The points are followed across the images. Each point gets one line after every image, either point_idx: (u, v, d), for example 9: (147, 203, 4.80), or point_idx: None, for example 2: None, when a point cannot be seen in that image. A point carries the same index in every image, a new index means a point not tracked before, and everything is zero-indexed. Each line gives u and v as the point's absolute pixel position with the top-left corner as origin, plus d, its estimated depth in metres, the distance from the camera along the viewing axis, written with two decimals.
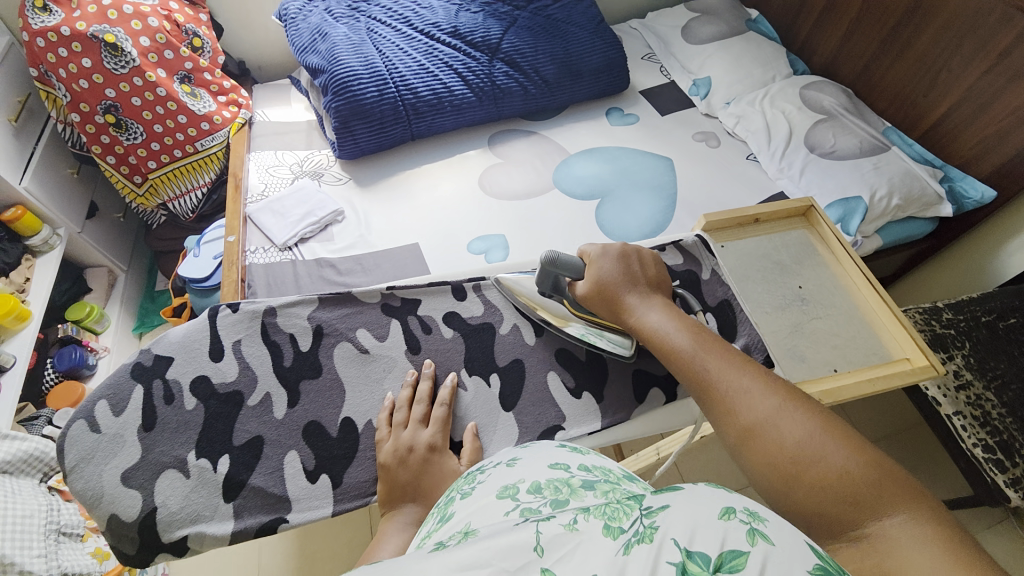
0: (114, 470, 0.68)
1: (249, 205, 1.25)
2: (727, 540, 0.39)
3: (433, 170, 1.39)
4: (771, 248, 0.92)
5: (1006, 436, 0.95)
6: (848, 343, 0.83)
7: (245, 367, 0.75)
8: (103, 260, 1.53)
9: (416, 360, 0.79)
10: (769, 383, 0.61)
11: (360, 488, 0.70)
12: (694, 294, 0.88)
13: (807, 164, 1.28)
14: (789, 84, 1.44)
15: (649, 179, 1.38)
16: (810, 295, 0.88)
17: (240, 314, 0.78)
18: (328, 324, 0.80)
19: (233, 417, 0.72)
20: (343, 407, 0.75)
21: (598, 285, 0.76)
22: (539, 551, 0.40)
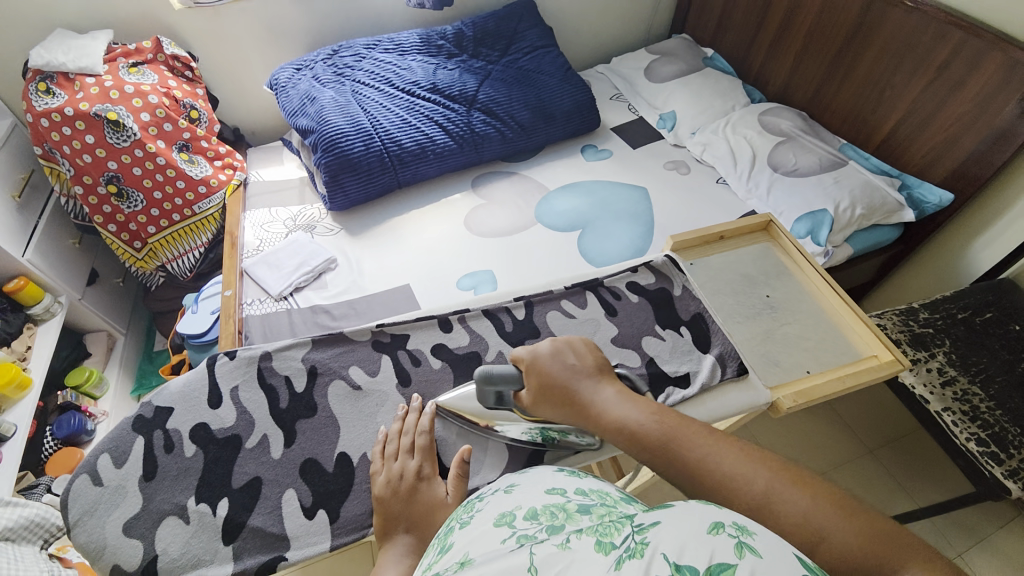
0: (116, 521, 0.68)
1: (245, 260, 1.30)
2: (716, 553, 0.39)
3: (421, 214, 1.46)
4: (738, 262, 0.97)
5: (998, 429, 0.96)
6: (819, 345, 0.86)
7: (242, 412, 0.77)
8: (102, 324, 1.56)
9: (408, 393, 0.81)
10: (750, 458, 0.57)
11: (356, 521, 0.69)
12: (669, 311, 0.91)
13: (773, 183, 1.36)
14: (747, 111, 1.54)
15: (626, 207, 1.45)
16: (778, 303, 0.92)
17: (237, 360, 0.81)
18: (321, 364, 0.83)
19: (232, 460, 0.73)
20: (338, 442, 0.76)
21: (543, 389, 0.70)
22: (532, 570, 0.41)
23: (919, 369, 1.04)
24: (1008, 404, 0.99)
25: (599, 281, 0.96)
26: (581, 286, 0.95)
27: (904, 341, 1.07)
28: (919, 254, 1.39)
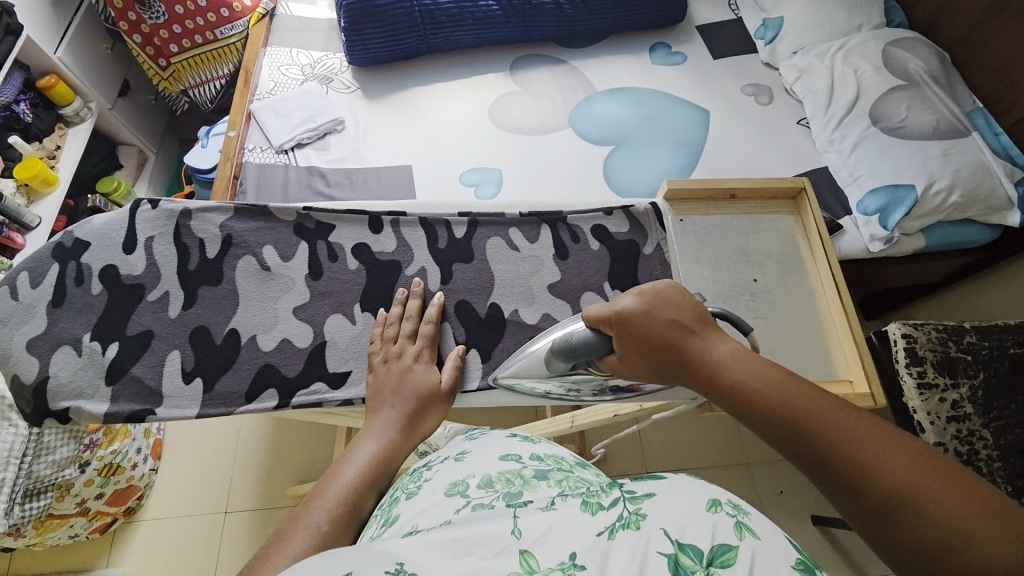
0: (20, 338, 0.64)
1: (255, 102, 1.23)
2: (717, 534, 0.36)
3: (445, 88, 1.31)
4: (739, 231, 0.80)
5: (988, 482, 0.87)
6: (790, 350, 0.73)
7: (153, 264, 0.69)
8: (133, 140, 1.61)
9: (315, 289, 0.71)
10: (887, 441, 0.44)
11: (228, 398, 0.65)
12: (630, 266, 0.78)
13: (863, 139, 1.09)
14: (872, 37, 1.20)
15: (672, 130, 1.23)
16: (762, 292, 0.77)
17: (159, 212, 0.71)
18: (238, 235, 0.72)
19: (131, 308, 0.67)
20: (232, 317, 0.68)
21: (637, 347, 0.58)
22: (517, 534, 0.37)
23: (932, 396, 0.90)
24: (1014, 458, 0.87)
25: (561, 216, 0.80)
26: (538, 218, 0.79)
27: (931, 361, 0.92)
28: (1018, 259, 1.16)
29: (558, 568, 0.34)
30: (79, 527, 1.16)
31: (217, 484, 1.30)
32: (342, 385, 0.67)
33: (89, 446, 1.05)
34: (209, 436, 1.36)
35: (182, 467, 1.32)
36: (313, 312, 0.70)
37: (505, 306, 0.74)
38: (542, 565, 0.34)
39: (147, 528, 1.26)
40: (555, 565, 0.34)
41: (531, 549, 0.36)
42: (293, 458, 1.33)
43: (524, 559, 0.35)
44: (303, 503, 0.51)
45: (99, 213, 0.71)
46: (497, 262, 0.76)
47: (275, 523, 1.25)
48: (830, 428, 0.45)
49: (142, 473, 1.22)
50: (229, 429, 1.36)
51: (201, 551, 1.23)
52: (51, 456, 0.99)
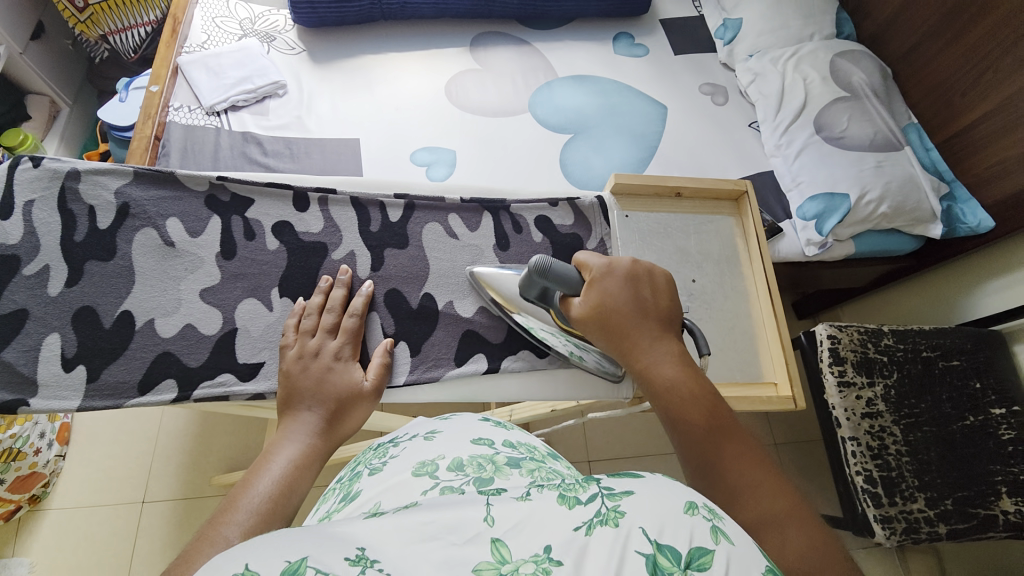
0: None
1: (184, 55, 1.11)
2: (694, 535, 0.33)
3: (402, 59, 1.24)
4: (683, 230, 0.81)
5: (895, 474, 0.94)
6: (727, 349, 0.75)
7: (31, 233, 0.60)
8: (44, 88, 1.42)
9: (227, 270, 0.65)
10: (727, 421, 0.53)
11: (117, 389, 0.59)
12: (572, 260, 0.77)
13: (807, 146, 1.13)
14: (822, 48, 1.24)
15: (632, 124, 1.23)
16: (700, 292, 0.78)
17: (40, 171, 0.62)
18: (138, 204, 0.64)
19: (1, 283, 0.58)
20: (127, 298, 0.61)
21: (599, 315, 0.61)
22: (488, 521, 0.33)
23: (850, 393, 0.96)
24: (921, 454, 0.96)
25: (504, 203, 0.77)
26: (480, 203, 0.76)
27: (851, 361, 0.98)
28: (942, 266, 1.25)
29: (531, 561, 0.31)
30: None
31: (134, 473, 1.20)
32: (252, 378, 0.62)
33: None
34: (127, 421, 1.25)
35: (96, 454, 1.21)
36: (222, 295, 0.64)
37: (439, 297, 0.71)
38: (514, 556, 0.32)
39: (52, 518, 1.15)
40: (529, 557, 0.31)
41: (504, 539, 0.32)
42: (222, 445, 1.25)
43: (496, 548, 0.32)
44: (209, 518, 0.45)
45: None
46: (432, 248, 0.73)
47: (199, 515, 1.17)
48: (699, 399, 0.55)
49: (47, 461, 1.11)
50: (151, 414, 1.26)
51: (116, 544, 1.14)
52: None
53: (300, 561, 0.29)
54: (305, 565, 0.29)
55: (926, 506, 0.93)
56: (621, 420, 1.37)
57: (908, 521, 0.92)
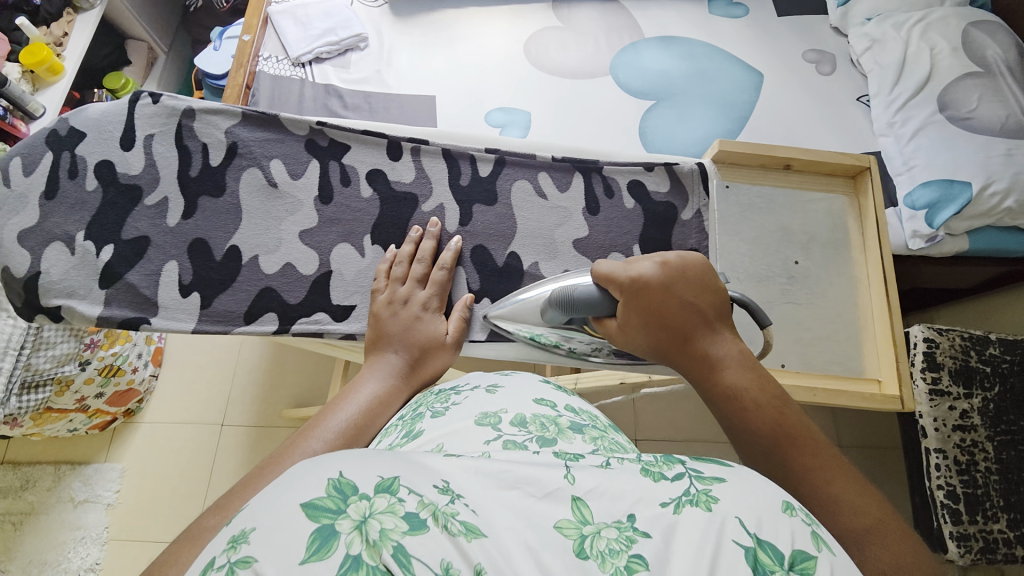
0: (13, 228, 0.61)
1: (273, 5, 1.13)
2: (797, 538, 0.31)
3: (482, 15, 1.20)
4: (786, 207, 0.75)
5: (981, 492, 0.86)
6: (819, 342, 0.72)
7: (151, 165, 0.65)
8: (143, 35, 1.50)
9: (324, 214, 0.67)
10: (788, 417, 0.50)
11: (225, 317, 0.63)
12: (662, 231, 0.72)
13: (926, 125, 1.01)
14: (956, 13, 1.08)
15: (721, 91, 1.14)
16: (801, 275, 0.74)
17: (160, 107, 0.66)
18: (245, 144, 0.67)
19: (127, 211, 0.63)
20: (234, 234, 0.65)
21: (641, 317, 0.57)
22: (569, 479, 0.33)
23: (942, 402, 0.88)
24: (1012, 474, 0.86)
25: (596, 166, 0.74)
26: (571, 163, 0.74)
27: (948, 368, 0.89)
28: None
29: (614, 526, 0.31)
30: (77, 422, 1.18)
31: (214, 399, 1.33)
32: (344, 319, 0.66)
33: (90, 347, 1.05)
34: (211, 351, 1.37)
35: (182, 378, 1.35)
36: (319, 237, 0.67)
37: (525, 257, 0.70)
38: (596, 518, 0.31)
39: (144, 430, 1.30)
40: (611, 522, 0.31)
41: (586, 499, 0.32)
42: (291, 381, 1.35)
43: (577, 507, 0.32)
44: (299, 431, 0.51)
45: (97, 102, 0.66)
46: (520, 208, 0.72)
47: (267, 443, 1.28)
48: (755, 398, 0.52)
49: (142, 378, 1.25)
50: (231, 345, 1.38)
51: (198, 458, 1.27)
52: (49, 352, 0.98)
53: (393, 479, 0.31)
54: (398, 484, 0.30)
55: (1008, 528, 0.85)
56: (673, 402, 1.34)
57: (987, 542, 0.84)
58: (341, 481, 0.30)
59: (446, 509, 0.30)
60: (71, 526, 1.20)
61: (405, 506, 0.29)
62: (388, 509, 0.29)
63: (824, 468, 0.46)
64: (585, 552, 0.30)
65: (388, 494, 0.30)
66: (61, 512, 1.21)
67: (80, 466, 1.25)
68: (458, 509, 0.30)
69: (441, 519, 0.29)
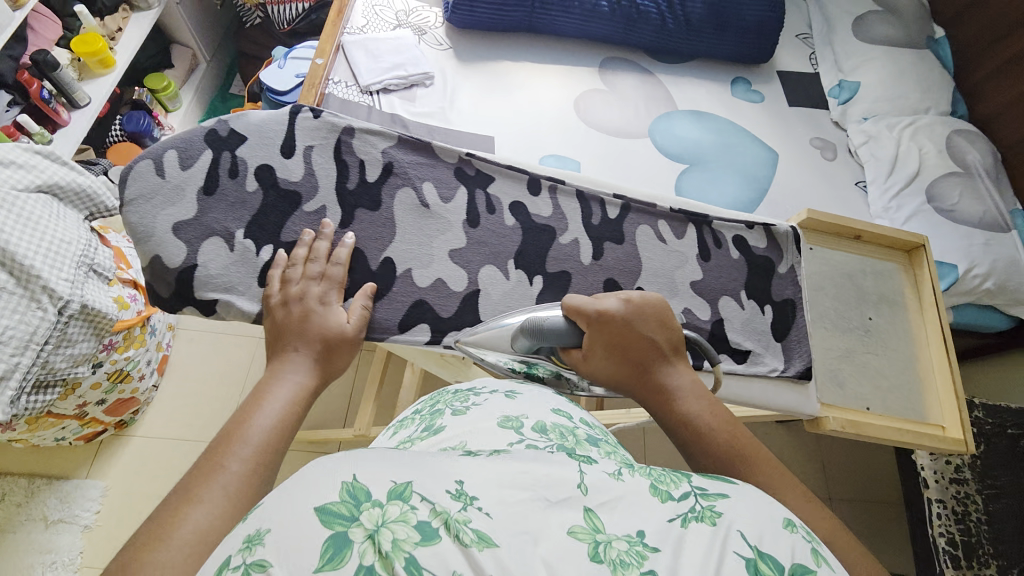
0: (167, 218, 0.63)
1: (346, 35, 1.20)
2: (797, 553, 0.34)
3: (539, 70, 1.31)
4: (859, 271, 0.86)
5: (974, 538, 0.94)
6: (891, 388, 0.80)
7: (311, 174, 0.69)
8: (190, 41, 1.51)
9: (471, 236, 0.72)
10: (739, 441, 0.56)
11: (382, 327, 0.67)
12: (764, 281, 0.80)
13: (918, 213, 1.17)
14: (938, 121, 1.29)
15: (744, 164, 1.28)
16: (875, 330, 0.84)
17: (319, 122, 0.70)
18: (399, 164, 0.72)
19: (287, 215, 0.66)
20: (389, 246, 0.69)
21: (606, 348, 0.62)
22: (582, 489, 0.36)
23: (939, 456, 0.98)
24: (1000, 525, 0.94)
25: (706, 219, 0.81)
26: (685, 216, 0.81)
27: None
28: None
29: (624, 539, 0.34)
30: (69, 431, 1.08)
31: (219, 415, 1.26)
32: None
33: (106, 348, 1.00)
34: (225, 363, 1.32)
35: (184, 387, 1.28)
36: (466, 258, 0.71)
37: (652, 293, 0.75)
38: (607, 529, 0.34)
39: (137, 444, 1.20)
40: (622, 535, 0.34)
41: (597, 511, 0.35)
42: None
43: (588, 516, 0.35)
44: (208, 449, 0.47)
45: (256, 109, 0.70)
46: (645, 249, 0.77)
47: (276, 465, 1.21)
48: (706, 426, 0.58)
49: (146, 388, 1.18)
50: (243, 360, 1.33)
51: None
52: (69, 350, 0.91)
53: (406, 485, 0.34)
54: (411, 490, 0.33)
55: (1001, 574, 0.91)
56: None
57: None
58: (354, 487, 0.33)
59: (458, 517, 0.32)
60: (41, 548, 1.08)
61: (417, 515, 0.32)
62: (400, 517, 0.32)
63: (777, 487, 0.51)
64: (599, 556, 0.32)
65: (400, 502, 0.32)
66: (32, 531, 1.09)
67: (58, 482, 1.14)
68: (471, 515, 0.33)
69: (452, 529, 0.31)
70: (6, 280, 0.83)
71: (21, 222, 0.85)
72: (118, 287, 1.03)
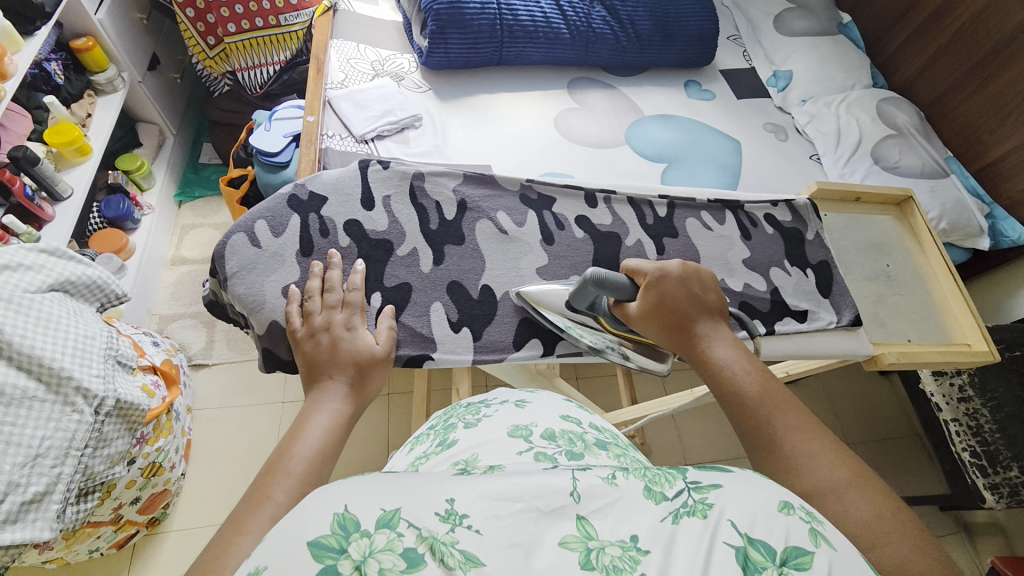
0: (274, 282, 0.72)
1: (329, 90, 1.23)
2: (791, 536, 0.36)
3: (515, 98, 1.39)
4: (865, 226, 1.01)
5: (992, 447, 1.07)
6: (923, 320, 0.93)
7: (395, 222, 0.79)
8: (156, 118, 1.50)
9: (551, 252, 0.83)
10: (768, 388, 0.60)
11: (497, 346, 0.76)
12: (798, 249, 0.93)
13: (869, 173, 1.33)
14: (867, 94, 1.48)
15: (716, 156, 1.40)
16: (895, 274, 0.97)
17: (390, 171, 0.82)
18: (471, 200, 0.84)
19: (385, 261, 0.76)
20: (483, 274, 0.79)
21: (656, 304, 0.68)
22: (575, 497, 0.39)
23: (944, 381, 1.13)
24: (1010, 430, 1.07)
25: (739, 204, 0.94)
26: (722, 204, 0.93)
27: None
28: (988, 277, 1.44)
29: (618, 545, 0.36)
30: (103, 539, 1.03)
31: None
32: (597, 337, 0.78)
33: (139, 441, 0.97)
34: (249, 437, 1.29)
35: (217, 464, 1.25)
36: (552, 272, 0.81)
37: (715, 275, 0.86)
38: (600, 536, 0.37)
39: (176, 537, 1.15)
40: (616, 541, 0.36)
41: (590, 518, 0.38)
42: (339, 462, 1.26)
43: (581, 524, 0.37)
44: (257, 478, 0.50)
45: (328, 170, 0.81)
46: (699, 239, 0.89)
47: None
48: (739, 374, 0.62)
49: (175, 477, 1.14)
50: (270, 428, 1.30)
51: None
52: (106, 450, 0.87)
53: (394, 511, 0.35)
54: (397, 517, 0.35)
55: None
56: (711, 421, 1.48)
57: (1012, 486, 1.05)
58: (344, 517, 0.34)
59: (445, 539, 0.34)
60: None
61: (404, 542, 0.34)
62: (387, 546, 0.33)
63: (803, 430, 0.55)
64: (591, 564, 0.35)
65: (387, 530, 0.34)
66: None
67: None
68: (458, 537, 0.35)
69: (439, 553, 0.33)
70: (36, 388, 0.78)
71: (39, 325, 0.81)
72: (140, 375, 1.00)
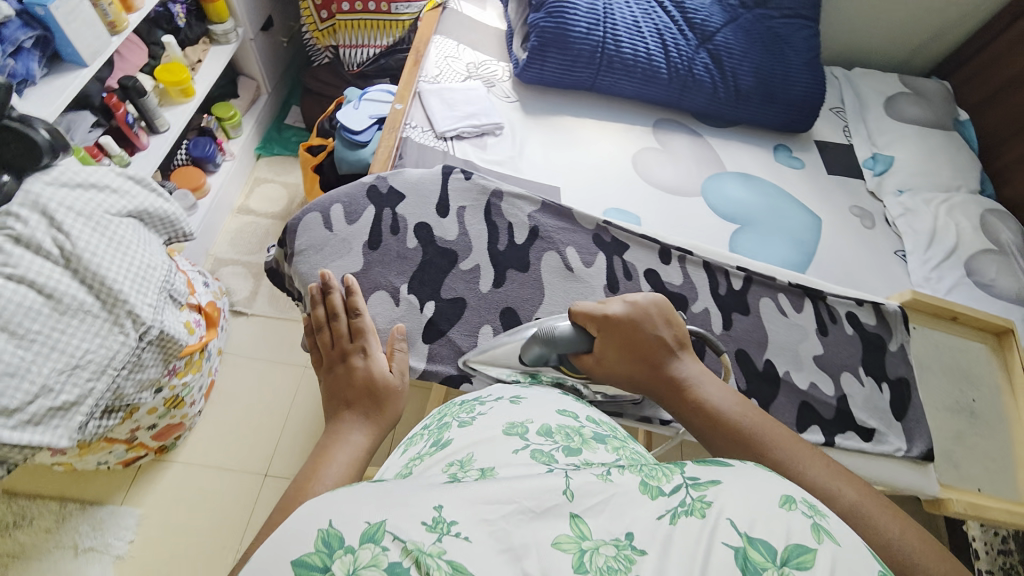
0: (337, 268, 0.75)
1: (422, 84, 1.27)
2: (793, 534, 0.36)
3: (597, 125, 1.38)
4: (957, 350, 0.95)
5: None
6: (998, 469, 0.86)
7: (465, 234, 0.81)
8: (256, 74, 1.57)
9: None
10: (758, 420, 0.63)
11: None
12: (878, 360, 0.86)
13: (958, 285, 1.24)
14: (972, 200, 1.38)
15: (793, 228, 1.32)
16: (980, 411, 0.91)
17: (470, 183, 0.84)
18: (543, 228, 0.83)
19: (446, 272, 0.78)
20: (539, 308, 0.78)
21: (620, 350, 0.68)
22: (568, 495, 0.39)
23: None
24: None
25: (823, 296, 0.88)
26: (804, 290, 0.88)
27: None
28: None
29: (613, 544, 0.36)
30: (114, 454, 1.07)
31: (263, 445, 1.24)
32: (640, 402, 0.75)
33: (169, 373, 1.00)
34: (265, 393, 1.31)
35: (230, 411, 1.28)
36: None
37: (779, 365, 0.82)
38: (594, 535, 0.37)
39: (178, 470, 1.19)
40: (610, 540, 0.36)
41: (584, 516, 0.38)
42: None
43: (575, 523, 0.37)
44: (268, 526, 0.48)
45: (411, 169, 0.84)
46: (770, 322, 0.84)
47: None
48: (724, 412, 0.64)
49: (192, 413, 1.17)
50: (287, 389, 1.32)
51: (231, 511, 1.16)
52: (140, 375, 0.91)
53: (379, 525, 0.35)
54: (383, 530, 0.34)
55: None
56: None
57: None
58: (328, 534, 0.34)
59: (432, 549, 0.33)
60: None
61: (388, 556, 0.33)
62: (371, 562, 0.33)
63: (802, 457, 0.59)
64: (585, 567, 0.35)
65: (372, 545, 0.33)
66: (57, 560, 1.06)
67: (93, 507, 1.12)
68: (445, 547, 0.34)
69: (423, 565, 0.33)
70: (92, 302, 0.82)
71: (110, 245, 0.85)
72: (186, 312, 1.04)
